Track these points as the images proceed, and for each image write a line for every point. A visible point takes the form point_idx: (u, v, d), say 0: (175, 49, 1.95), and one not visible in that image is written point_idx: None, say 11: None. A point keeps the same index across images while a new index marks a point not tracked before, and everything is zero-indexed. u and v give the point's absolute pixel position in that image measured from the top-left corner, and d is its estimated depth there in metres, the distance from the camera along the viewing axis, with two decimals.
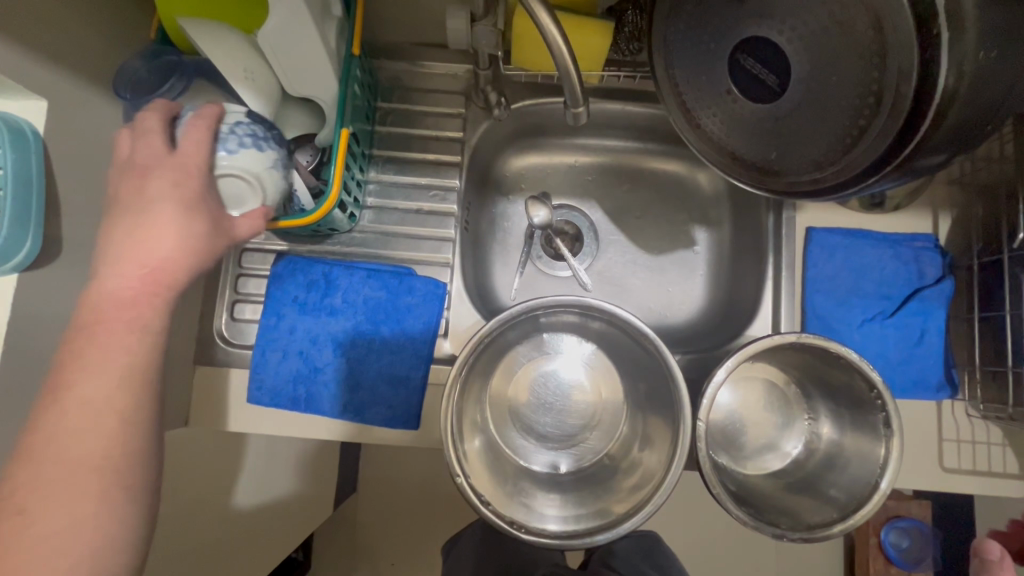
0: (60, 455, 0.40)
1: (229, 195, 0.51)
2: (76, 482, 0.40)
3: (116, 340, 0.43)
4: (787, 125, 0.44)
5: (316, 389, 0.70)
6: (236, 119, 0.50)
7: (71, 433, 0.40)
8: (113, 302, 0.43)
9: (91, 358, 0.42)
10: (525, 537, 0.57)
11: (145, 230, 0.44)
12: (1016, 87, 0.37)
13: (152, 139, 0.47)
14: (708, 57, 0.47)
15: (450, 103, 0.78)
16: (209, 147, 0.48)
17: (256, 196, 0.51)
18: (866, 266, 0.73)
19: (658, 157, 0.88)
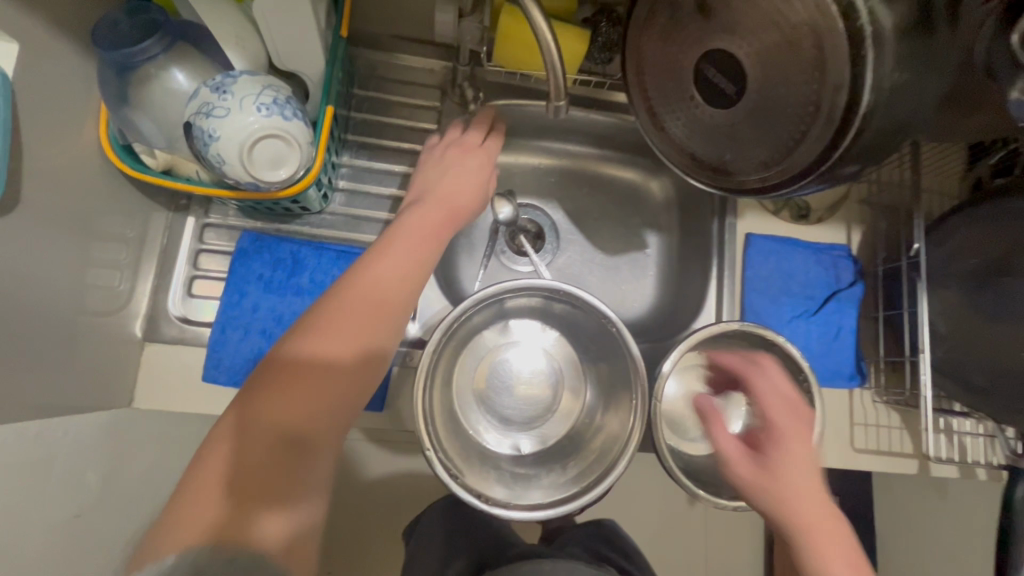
0: (314, 364, 0.46)
1: (267, 157, 0.52)
2: (312, 388, 0.45)
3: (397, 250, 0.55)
4: (739, 130, 0.51)
5: None
6: (287, 94, 0.53)
7: (325, 349, 0.47)
8: (387, 270, 0.53)
9: (348, 306, 0.49)
10: (494, 510, 0.59)
11: (422, 216, 0.60)
12: (917, 107, 0.46)
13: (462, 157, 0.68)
14: (676, 65, 0.53)
15: (426, 96, 0.80)
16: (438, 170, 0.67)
17: (294, 155, 0.54)
18: (795, 270, 0.83)
19: (615, 165, 0.95)
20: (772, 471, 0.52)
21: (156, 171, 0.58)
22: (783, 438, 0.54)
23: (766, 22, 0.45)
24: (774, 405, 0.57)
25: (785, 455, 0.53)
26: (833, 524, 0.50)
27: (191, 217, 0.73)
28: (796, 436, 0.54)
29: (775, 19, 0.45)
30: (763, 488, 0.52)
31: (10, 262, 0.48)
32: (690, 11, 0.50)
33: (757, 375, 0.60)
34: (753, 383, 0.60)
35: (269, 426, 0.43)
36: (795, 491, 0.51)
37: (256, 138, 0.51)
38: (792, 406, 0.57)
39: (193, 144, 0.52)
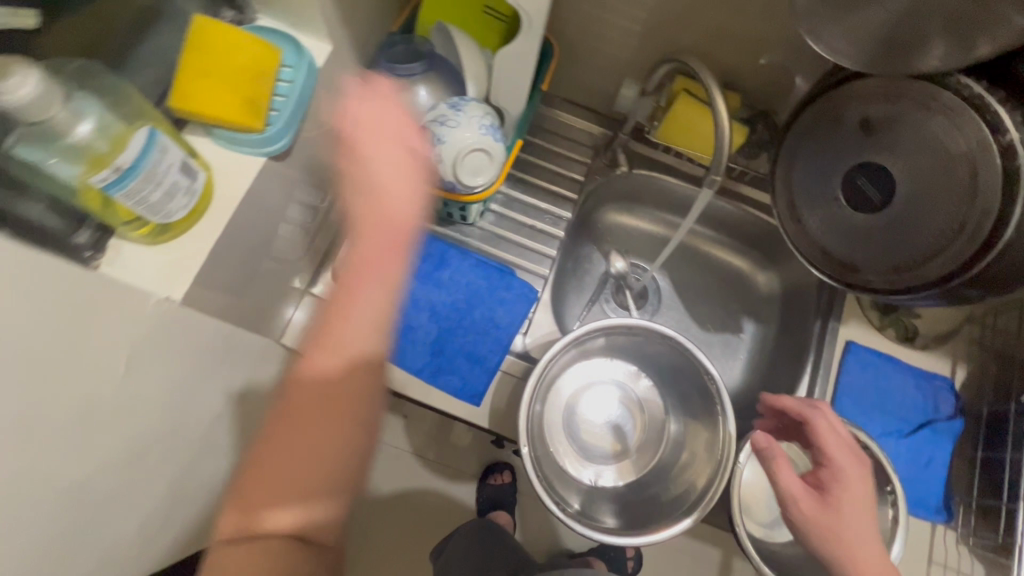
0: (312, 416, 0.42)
1: (471, 166, 0.65)
2: (314, 408, 0.42)
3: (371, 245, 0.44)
4: (877, 233, 0.58)
5: (404, 342, 0.79)
6: (494, 119, 0.66)
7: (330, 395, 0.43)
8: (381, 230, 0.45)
9: (354, 311, 0.44)
10: (575, 524, 0.64)
11: (380, 173, 0.45)
12: None
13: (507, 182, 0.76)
14: (827, 169, 0.61)
15: (580, 153, 0.93)
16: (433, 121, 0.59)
17: (491, 169, 0.66)
18: (893, 389, 0.84)
19: (727, 251, 1.01)
20: (838, 513, 0.59)
21: None
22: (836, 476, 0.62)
23: (922, 149, 0.53)
24: (843, 452, 0.63)
25: (842, 490, 0.61)
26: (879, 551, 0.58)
27: None
28: (858, 472, 0.62)
29: (931, 148, 0.53)
30: (819, 523, 0.59)
31: (266, 197, 0.62)
32: (852, 127, 0.58)
33: (817, 422, 0.66)
34: (812, 425, 0.66)
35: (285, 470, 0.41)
36: (851, 527, 0.58)
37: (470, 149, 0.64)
38: (849, 449, 0.64)
39: None
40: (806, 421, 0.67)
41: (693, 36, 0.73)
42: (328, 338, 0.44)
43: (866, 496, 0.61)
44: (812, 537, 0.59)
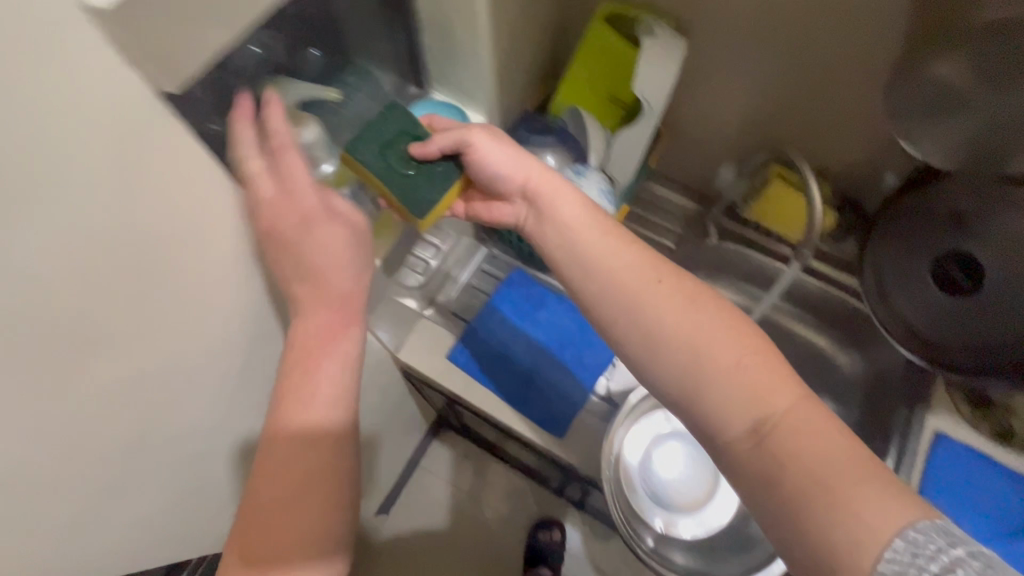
0: (294, 431, 0.48)
1: None
2: (303, 433, 0.48)
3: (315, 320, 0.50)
4: (971, 316, 0.63)
5: (500, 369, 0.88)
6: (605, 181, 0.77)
7: (304, 415, 0.49)
8: (333, 291, 0.50)
9: (324, 354, 0.50)
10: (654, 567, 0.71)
11: (312, 240, 0.49)
12: None
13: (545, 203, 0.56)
14: (916, 253, 0.67)
15: (673, 223, 1.03)
16: (502, 173, 0.57)
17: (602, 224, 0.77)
18: (986, 487, 0.81)
19: (811, 330, 1.04)
20: (574, 237, 0.53)
21: None
22: (539, 193, 0.56)
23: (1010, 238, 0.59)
24: (507, 171, 0.57)
25: (538, 179, 0.56)
26: (656, 271, 0.49)
27: (484, 247, 1.01)
28: (551, 182, 0.56)
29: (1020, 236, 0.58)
30: (554, 199, 0.55)
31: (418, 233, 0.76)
32: (944, 218, 0.64)
33: (473, 147, 0.57)
34: (475, 148, 0.56)
35: (275, 482, 0.48)
36: (591, 249, 0.52)
37: None
38: (523, 164, 0.57)
39: None
40: (462, 150, 0.57)
41: (786, 129, 0.83)
42: (271, 457, 0.48)
43: (579, 219, 0.54)
44: (564, 264, 0.54)
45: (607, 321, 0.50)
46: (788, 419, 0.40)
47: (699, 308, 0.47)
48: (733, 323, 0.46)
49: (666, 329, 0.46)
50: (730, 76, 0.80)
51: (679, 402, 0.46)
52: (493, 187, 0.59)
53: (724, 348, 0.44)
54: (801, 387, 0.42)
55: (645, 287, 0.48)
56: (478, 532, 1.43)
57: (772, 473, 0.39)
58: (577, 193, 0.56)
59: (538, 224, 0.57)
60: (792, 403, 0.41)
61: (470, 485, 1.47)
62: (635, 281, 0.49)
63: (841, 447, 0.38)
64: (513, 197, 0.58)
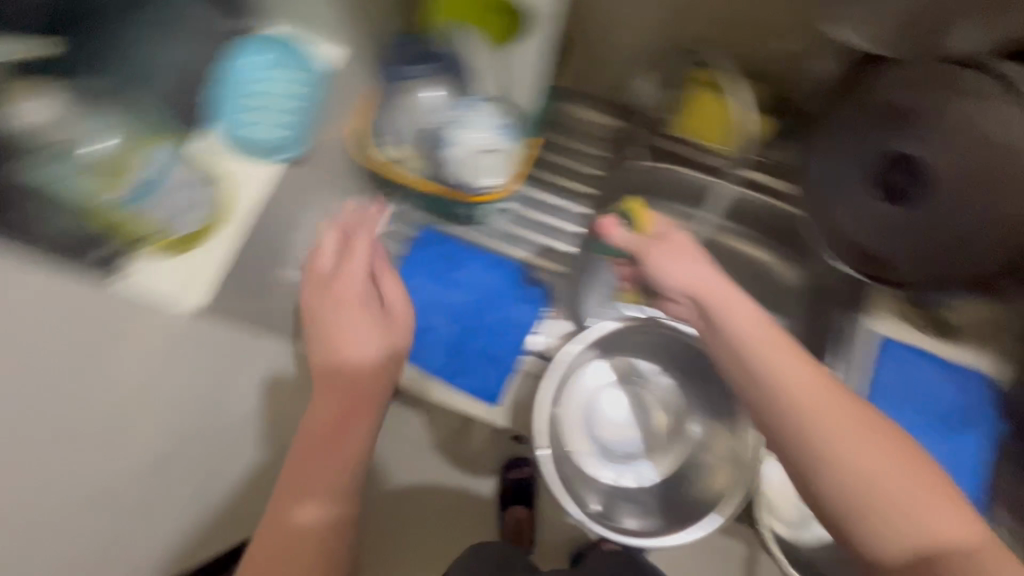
0: (321, 395, 0.63)
1: (487, 165, 0.66)
2: (356, 410, 0.63)
3: (324, 409, 0.62)
4: (919, 229, 0.57)
5: (419, 342, 0.79)
6: (501, 113, 0.66)
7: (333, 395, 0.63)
8: (356, 356, 0.64)
9: (347, 382, 0.63)
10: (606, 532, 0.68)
11: (349, 329, 0.65)
12: None
13: (747, 317, 0.52)
14: (858, 158, 0.59)
15: (594, 148, 0.90)
16: (675, 276, 0.56)
17: (511, 166, 0.67)
18: (924, 386, 0.81)
19: (750, 244, 0.97)
20: (773, 367, 0.48)
21: (388, 157, 0.68)
22: (711, 304, 0.54)
23: (960, 133, 0.53)
24: (681, 281, 0.56)
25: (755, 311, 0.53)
26: (832, 392, 0.47)
27: None
28: (726, 300, 0.53)
29: (968, 132, 0.52)
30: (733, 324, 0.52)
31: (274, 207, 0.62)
32: (882, 112, 0.56)
33: (647, 253, 0.59)
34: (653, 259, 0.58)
35: (335, 456, 0.61)
36: (795, 381, 0.47)
37: (485, 148, 0.65)
38: (715, 279, 0.55)
39: (435, 144, 0.66)
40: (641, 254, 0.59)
41: None
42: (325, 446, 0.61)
43: (768, 344, 0.49)
44: (756, 406, 0.49)
45: (772, 430, 0.48)
46: (964, 547, 0.40)
47: (891, 441, 0.44)
48: (896, 448, 0.44)
49: (823, 441, 0.45)
50: None
51: (826, 512, 0.45)
52: (665, 285, 0.58)
53: (894, 474, 0.43)
54: (968, 510, 0.42)
55: (818, 409, 0.46)
56: None
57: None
58: (753, 307, 0.53)
59: (701, 322, 0.56)
60: (947, 519, 0.41)
61: None
62: (816, 398, 0.46)
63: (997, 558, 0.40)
64: (677, 299, 0.58)
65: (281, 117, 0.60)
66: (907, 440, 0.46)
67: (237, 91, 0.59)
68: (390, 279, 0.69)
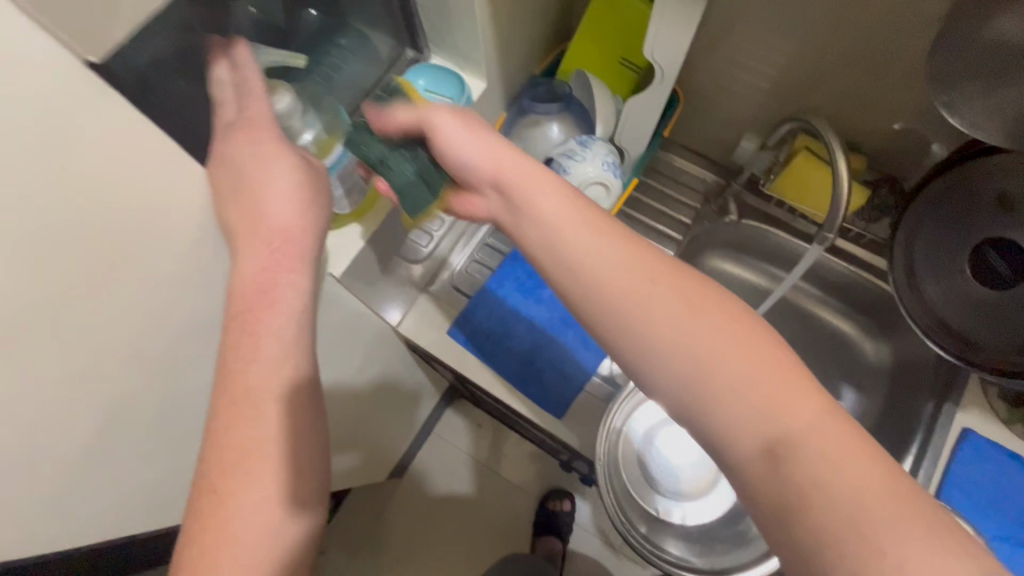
0: None
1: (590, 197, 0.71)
2: None
3: (250, 258, 0.44)
4: (1009, 312, 0.57)
5: (500, 347, 0.86)
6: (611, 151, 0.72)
7: None
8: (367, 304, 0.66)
9: None
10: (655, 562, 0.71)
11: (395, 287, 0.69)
12: None
13: (554, 195, 0.48)
14: (956, 239, 0.60)
15: (691, 198, 0.96)
16: (460, 144, 0.51)
17: (606, 200, 0.72)
18: (1011, 493, 0.74)
19: (836, 314, 0.98)
20: (557, 234, 0.46)
21: None
22: (504, 179, 0.50)
23: None
24: (475, 159, 0.51)
25: (531, 173, 0.49)
26: (654, 273, 0.44)
27: None
28: (527, 170, 0.49)
29: None
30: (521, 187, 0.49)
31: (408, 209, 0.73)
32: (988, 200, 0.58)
33: (438, 130, 0.52)
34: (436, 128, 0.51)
35: None
36: (575, 247, 0.45)
37: (590, 182, 0.71)
38: (497, 151, 0.50)
39: None
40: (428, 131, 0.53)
41: (823, 97, 0.76)
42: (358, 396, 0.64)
43: (558, 211, 0.47)
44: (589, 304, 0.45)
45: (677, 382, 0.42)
46: (812, 440, 0.37)
47: (701, 313, 0.42)
48: (737, 322, 0.41)
49: (694, 350, 0.41)
50: (754, 36, 0.72)
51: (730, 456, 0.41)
52: (463, 176, 0.54)
53: (725, 362, 0.40)
54: (834, 406, 0.38)
55: (637, 291, 0.43)
56: (486, 498, 1.45)
57: (799, 511, 0.36)
58: (560, 185, 0.49)
59: (512, 210, 0.51)
60: (815, 420, 0.38)
61: (483, 455, 1.47)
62: (637, 287, 0.43)
63: (888, 488, 0.34)
64: (483, 186, 0.53)
65: None
66: (802, 363, 0.40)
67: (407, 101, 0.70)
68: None
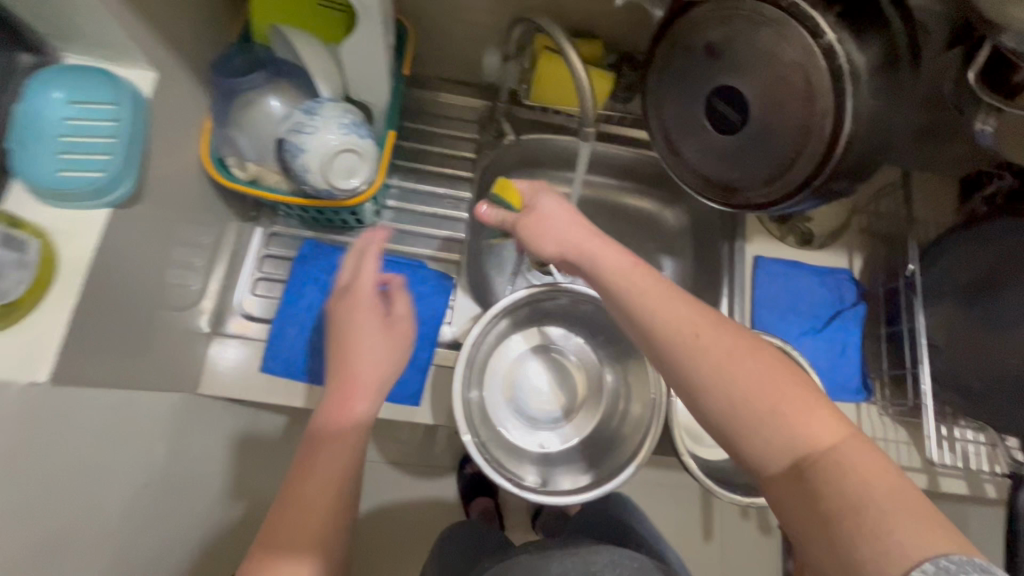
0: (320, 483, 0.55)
1: (342, 167, 0.62)
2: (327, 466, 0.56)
3: (359, 401, 0.61)
4: (746, 151, 0.60)
5: (327, 361, 0.77)
6: (343, 112, 0.62)
7: (324, 468, 0.56)
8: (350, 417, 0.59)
9: (331, 448, 0.57)
10: (527, 494, 0.65)
11: (372, 355, 0.63)
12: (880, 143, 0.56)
13: (558, 212, 0.59)
14: (690, 97, 0.62)
15: (467, 130, 0.91)
16: (554, 201, 0.60)
17: (364, 167, 0.63)
18: (801, 294, 0.89)
19: (634, 196, 1.01)
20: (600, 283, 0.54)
21: (243, 180, 0.66)
22: (518, 220, 0.60)
23: (765, 62, 0.55)
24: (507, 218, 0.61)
25: (534, 215, 0.60)
26: (693, 323, 0.47)
27: (258, 226, 0.82)
28: (548, 201, 0.60)
29: (772, 60, 0.55)
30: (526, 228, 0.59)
31: (118, 261, 0.56)
32: (699, 54, 0.60)
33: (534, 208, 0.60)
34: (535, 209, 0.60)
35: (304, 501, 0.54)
36: (649, 310, 0.49)
37: (335, 151, 0.60)
38: (558, 203, 0.59)
39: (282, 157, 0.61)
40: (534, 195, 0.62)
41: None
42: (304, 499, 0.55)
43: (624, 266, 0.53)
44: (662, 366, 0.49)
45: (705, 413, 0.46)
46: (832, 456, 0.40)
47: (752, 356, 0.45)
48: (744, 341, 0.46)
49: (706, 375, 0.46)
50: None
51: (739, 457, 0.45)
52: (533, 231, 0.59)
53: (756, 394, 0.43)
54: (842, 420, 0.42)
55: (687, 342, 0.47)
56: None
57: (812, 497, 0.39)
58: (606, 240, 0.56)
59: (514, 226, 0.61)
60: (838, 433, 0.41)
61: None
62: (686, 337, 0.47)
63: (894, 486, 0.37)
64: (547, 251, 0.59)
65: (103, 154, 0.52)
66: (813, 384, 0.45)
67: (46, 131, 0.50)
68: (398, 300, 0.68)
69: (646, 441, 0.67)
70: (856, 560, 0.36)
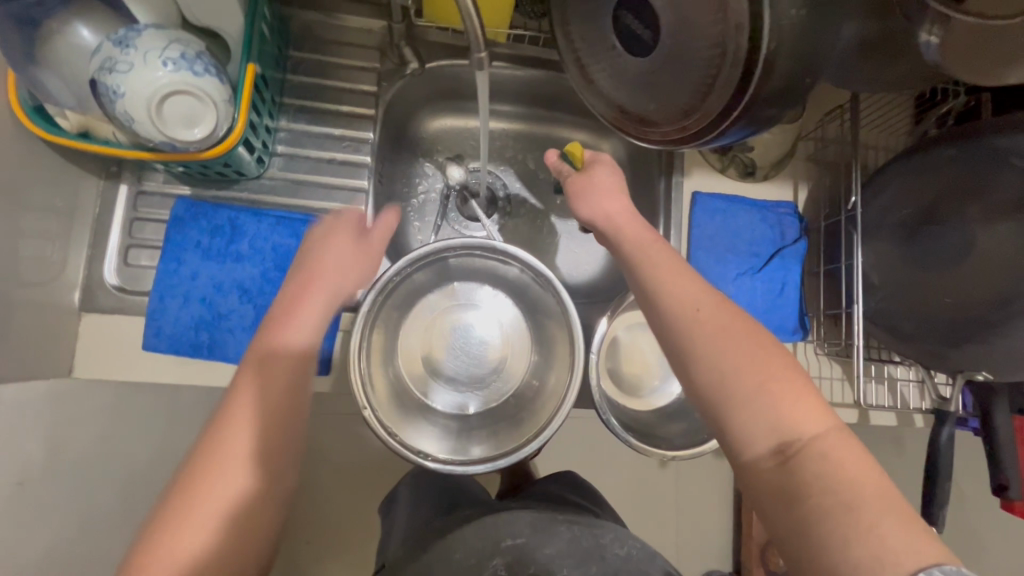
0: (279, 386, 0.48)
1: (179, 113, 0.52)
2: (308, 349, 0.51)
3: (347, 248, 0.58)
4: (660, 77, 0.51)
5: (220, 334, 0.70)
6: (169, 42, 0.51)
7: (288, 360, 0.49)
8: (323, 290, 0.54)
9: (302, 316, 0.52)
10: (432, 464, 0.61)
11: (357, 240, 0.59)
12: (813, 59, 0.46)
13: (606, 178, 0.61)
14: (596, 11, 0.52)
15: (364, 57, 0.77)
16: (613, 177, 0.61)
17: (209, 113, 0.53)
18: (740, 230, 0.83)
19: (567, 126, 0.90)
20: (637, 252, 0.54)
21: (70, 134, 0.56)
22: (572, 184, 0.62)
23: None
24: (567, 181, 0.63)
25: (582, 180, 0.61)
26: (697, 297, 0.49)
27: (124, 184, 0.72)
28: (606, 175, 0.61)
29: None
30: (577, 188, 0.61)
31: None
32: None
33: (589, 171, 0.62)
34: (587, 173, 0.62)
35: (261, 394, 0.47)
36: (656, 281, 0.51)
37: (164, 92, 0.50)
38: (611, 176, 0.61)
39: (102, 102, 0.51)
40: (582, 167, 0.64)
41: None
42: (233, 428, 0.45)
43: (645, 240, 0.55)
44: (663, 338, 0.50)
45: (686, 370, 0.48)
46: (816, 444, 0.41)
47: (742, 334, 0.47)
48: (753, 331, 0.47)
49: (718, 366, 0.46)
50: None
51: (713, 425, 0.46)
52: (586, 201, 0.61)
53: (750, 371, 0.45)
54: (831, 415, 0.43)
55: (686, 310, 0.48)
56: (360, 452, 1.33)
57: (796, 495, 0.40)
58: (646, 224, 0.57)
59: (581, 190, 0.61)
60: (819, 428, 0.42)
61: None
62: (691, 304, 0.49)
63: (878, 486, 0.39)
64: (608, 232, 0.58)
65: None
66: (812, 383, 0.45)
67: None
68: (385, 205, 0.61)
69: (559, 404, 0.63)
70: (823, 545, 0.38)
